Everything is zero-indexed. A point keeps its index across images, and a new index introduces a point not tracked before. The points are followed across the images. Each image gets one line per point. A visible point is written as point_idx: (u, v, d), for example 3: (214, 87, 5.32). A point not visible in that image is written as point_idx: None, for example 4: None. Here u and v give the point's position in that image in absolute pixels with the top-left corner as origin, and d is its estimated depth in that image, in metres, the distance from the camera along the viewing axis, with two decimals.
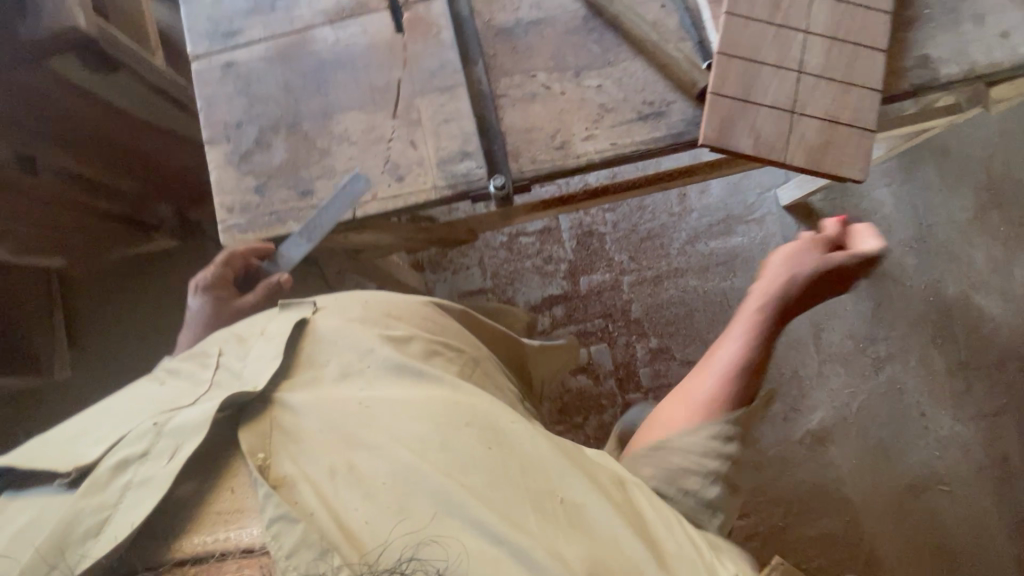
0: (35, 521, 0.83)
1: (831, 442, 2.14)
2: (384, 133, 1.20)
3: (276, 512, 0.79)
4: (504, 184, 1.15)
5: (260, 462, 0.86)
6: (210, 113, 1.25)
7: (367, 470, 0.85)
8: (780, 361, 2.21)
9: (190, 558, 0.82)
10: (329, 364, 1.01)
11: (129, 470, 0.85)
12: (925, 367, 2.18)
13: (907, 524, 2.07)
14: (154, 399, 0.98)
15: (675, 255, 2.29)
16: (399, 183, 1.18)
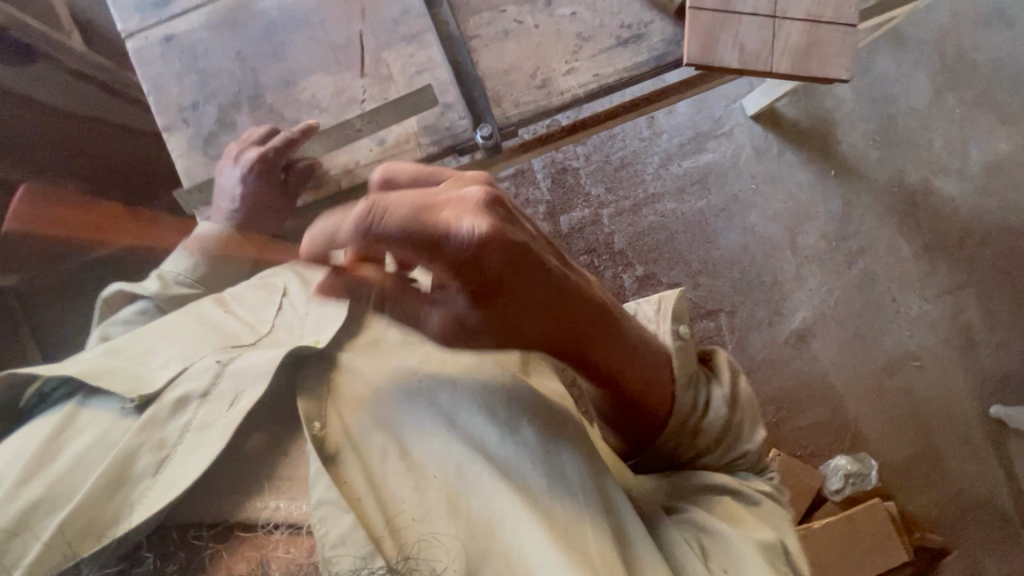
0: (102, 437, 0.91)
1: (813, 338, 2.27)
2: (355, 94, 1.30)
3: (326, 495, 0.84)
4: (491, 133, 1.26)
5: (319, 434, 0.91)
6: (162, 96, 1.34)
7: (420, 451, 0.93)
8: (762, 269, 2.28)
9: (239, 524, 0.89)
10: (386, 327, 1.11)
11: (190, 410, 0.94)
12: (894, 255, 2.30)
13: (885, 400, 2.26)
14: (208, 343, 1.06)
15: (650, 180, 2.30)
16: (382, 147, 1.29)
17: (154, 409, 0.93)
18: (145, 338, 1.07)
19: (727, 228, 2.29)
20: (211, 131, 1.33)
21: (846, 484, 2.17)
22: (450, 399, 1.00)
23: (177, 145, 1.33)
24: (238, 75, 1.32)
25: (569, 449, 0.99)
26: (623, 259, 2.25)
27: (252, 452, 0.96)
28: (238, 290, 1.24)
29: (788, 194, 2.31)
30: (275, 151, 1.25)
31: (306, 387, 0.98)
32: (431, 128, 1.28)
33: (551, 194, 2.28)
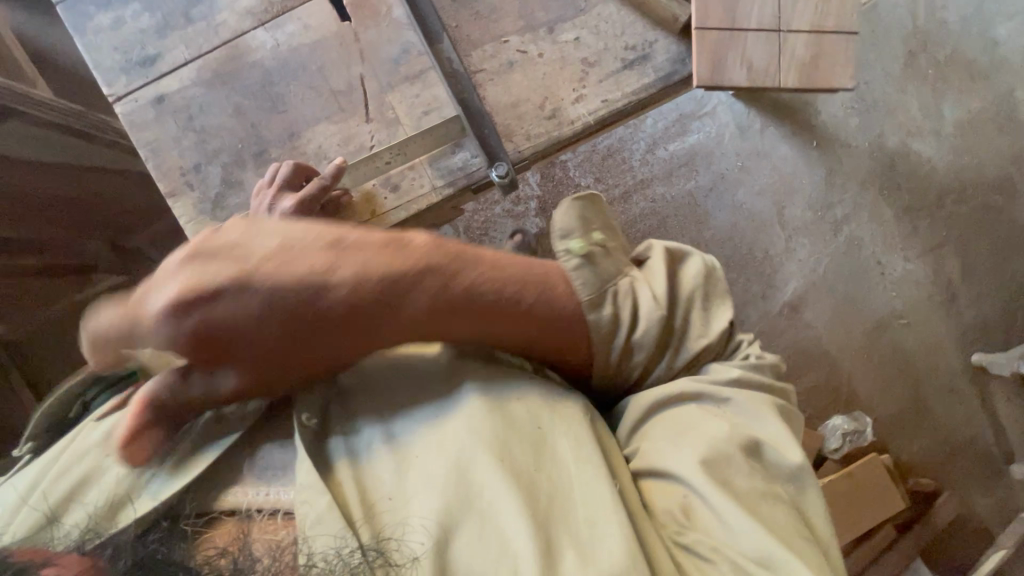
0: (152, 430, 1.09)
1: (805, 307, 2.34)
2: (364, 139, 1.40)
3: (308, 481, 0.98)
4: (507, 171, 1.35)
5: (308, 425, 1.07)
6: (164, 158, 1.42)
7: (410, 438, 1.06)
8: (752, 245, 2.33)
9: (231, 512, 1.04)
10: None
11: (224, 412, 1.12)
12: (877, 219, 2.37)
13: (876, 359, 2.35)
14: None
15: (638, 166, 2.32)
16: (397, 192, 1.39)
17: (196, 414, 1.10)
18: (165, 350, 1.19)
19: (716, 207, 2.32)
20: (219, 193, 1.40)
21: (844, 443, 2.23)
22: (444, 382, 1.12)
23: (185, 208, 1.40)
24: (239, 131, 1.42)
25: (551, 445, 1.03)
26: None
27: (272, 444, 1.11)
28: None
29: (773, 170, 2.34)
30: (312, 199, 1.28)
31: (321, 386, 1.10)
32: (441, 164, 1.39)
33: (541, 189, 2.28)
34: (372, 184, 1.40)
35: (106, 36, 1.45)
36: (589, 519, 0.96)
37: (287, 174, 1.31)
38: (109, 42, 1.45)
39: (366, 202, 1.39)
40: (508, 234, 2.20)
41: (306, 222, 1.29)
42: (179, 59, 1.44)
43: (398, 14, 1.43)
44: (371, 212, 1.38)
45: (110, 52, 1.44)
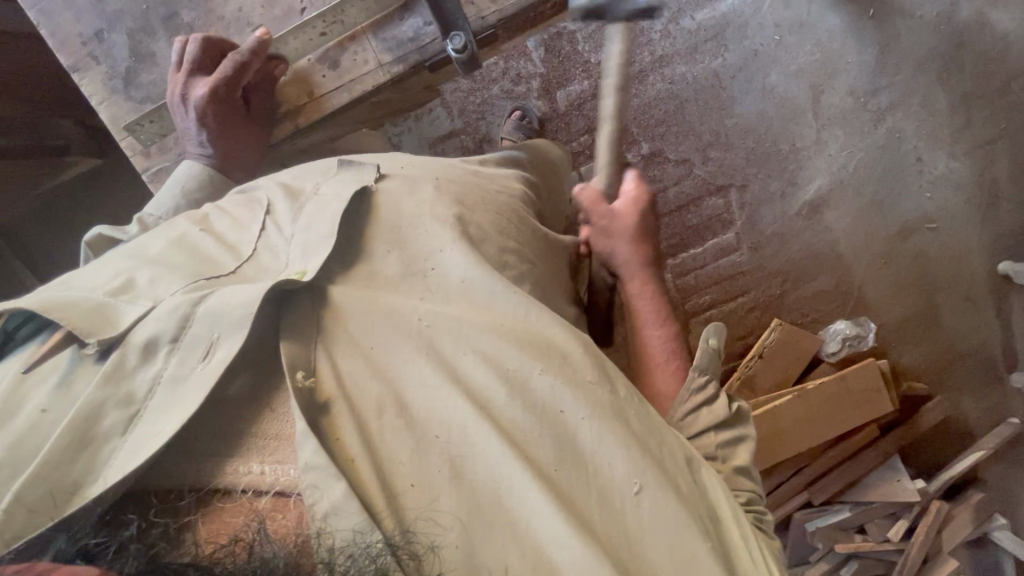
0: (67, 391, 0.81)
1: (827, 207, 2.15)
2: (293, 4, 1.31)
3: (313, 460, 0.73)
4: (464, 45, 1.23)
5: (304, 385, 0.80)
6: (58, 32, 1.34)
7: (421, 409, 0.82)
8: (778, 136, 2.09)
9: (221, 487, 0.76)
10: (386, 254, 0.95)
11: (159, 359, 0.80)
12: (927, 109, 2.08)
13: (895, 266, 2.21)
14: (181, 270, 0.92)
15: (658, 40, 2.03)
16: (338, 72, 1.32)
17: (117, 355, 0.80)
18: (119, 259, 0.97)
19: (742, 90, 2.05)
20: (129, 68, 1.35)
21: (843, 347, 2.21)
22: (453, 347, 0.86)
23: (95, 84, 1.36)
24: None
25: (588, 425, 0.83)
26: (627, 137, 2.09)
27: (237, 398, 0.82)
28: (224, 203, 1.13)
29: (816, 45, 2.03)
30: (226, 82, 1.24)
31: (289, 326, 0.85)
32: (386, 35, 1.30)
33: (545, 66, 2.02)
34: (309, 59, 1.33)
35: None
36: (614, 518, 0.80)
37: (194, 54, 1.25)
38: None
39: (301, 81, 1.34)
40: (507, 116, 2.02)
41: (226, 109, 1.27)
42: None
43: None
44: (307, 96, 1.34)
45: None
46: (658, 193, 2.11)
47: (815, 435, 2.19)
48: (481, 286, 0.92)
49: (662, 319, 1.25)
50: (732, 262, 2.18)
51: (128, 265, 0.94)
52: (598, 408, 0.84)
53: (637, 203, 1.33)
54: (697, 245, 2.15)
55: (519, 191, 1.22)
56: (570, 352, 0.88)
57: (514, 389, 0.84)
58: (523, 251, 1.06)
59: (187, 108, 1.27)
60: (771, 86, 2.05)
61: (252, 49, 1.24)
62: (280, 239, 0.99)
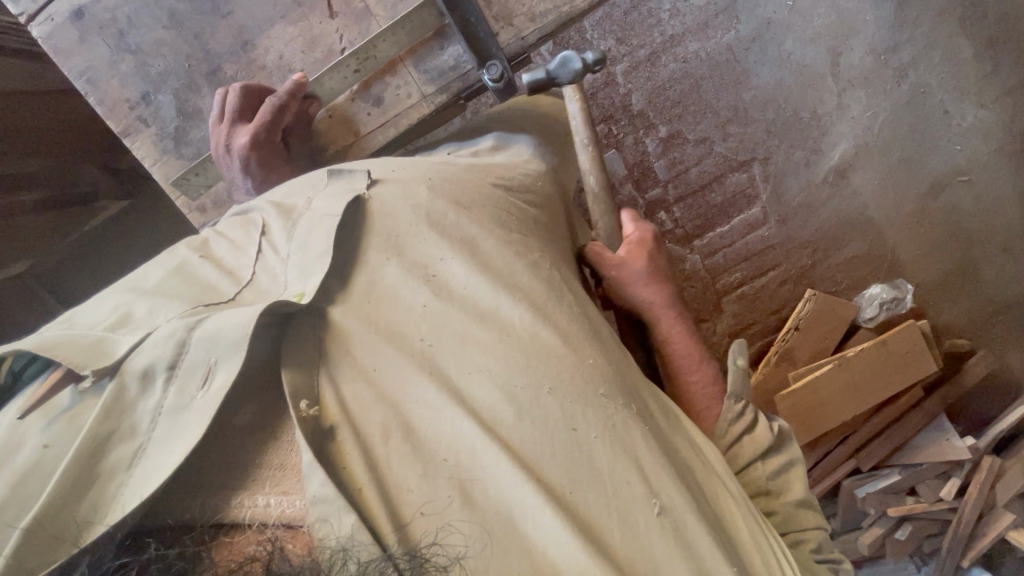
0: (61, 431, 0.72)
1: (853, 171, 2.11)
2: (333, 45, 1.30)
3: (322, 491, 0.68)
4: (501, 74, 1.24)
5: (309, 414, 0.74)
6: (101, 94, 1.35)
7: (428, 432, 0.76)
8: (799, 105, 2.04)
9: (229, 519, 0.70)
10: (383, 263, 0.88)
11: (157, 389, 0.73)
12: (951, 59, 2.02)
13: (928, 224, 2.16)
14: (181, 298, 0.84)
15: (667, 19, 1.98)
16: (381, 107, 1.32)
17: (114, 386, 0.72)
18: (114, 291, 0.88)
19: (759, 61, 2.00)
20: (178, 127, 1.36)
21: (881, 311, 2.17)
22: (459, 366, 0.80)
23: (145, 147, 1.36)
24: (178, 45, 1.33)
25: (601, 443, 0.78)
26: (643, 121, 2.04)
27: (243, 426, 0.76)
28: (220, 226, 1.05)
29: (831, 6, 1.97)
30: (267, 127, 1.21)
31: (290, 355, 0.78)
32: (428, 65, 1.30)
33: (555, 59, 2.00)
34: (346, 97, 1.33)
35: None
36: (631, 538, 0.75)
37: (235, 102, 1.24)
38: None
39: (340, 119, 1.33)
40: None
41: (270, 153, 1.23)
42: None
43: None
44: (352, 135, 1.33)
45: None
46: (678, 175, 2.07)
47: (842, 403, 2.17)
48: (485, 296, 0.86)
49: (697, 362, 1.19)
50: (760, 237, 2.14)
51: (124, 296, 0.85)
52: (609, 424, 0.80)
53: (643, 247, 1.22)
54: (725, 223, 2.12)
55: (515, 180, 1.09)
56: (574, 366, 0.83)
57: (525, 408, 0.78)
58: (528, 241, 0.97)
59: (232, 156, 1.23)
60: (788, 55, 2.00)
61: (290, 92, 1.22)
62: (277, 259, 0.91)
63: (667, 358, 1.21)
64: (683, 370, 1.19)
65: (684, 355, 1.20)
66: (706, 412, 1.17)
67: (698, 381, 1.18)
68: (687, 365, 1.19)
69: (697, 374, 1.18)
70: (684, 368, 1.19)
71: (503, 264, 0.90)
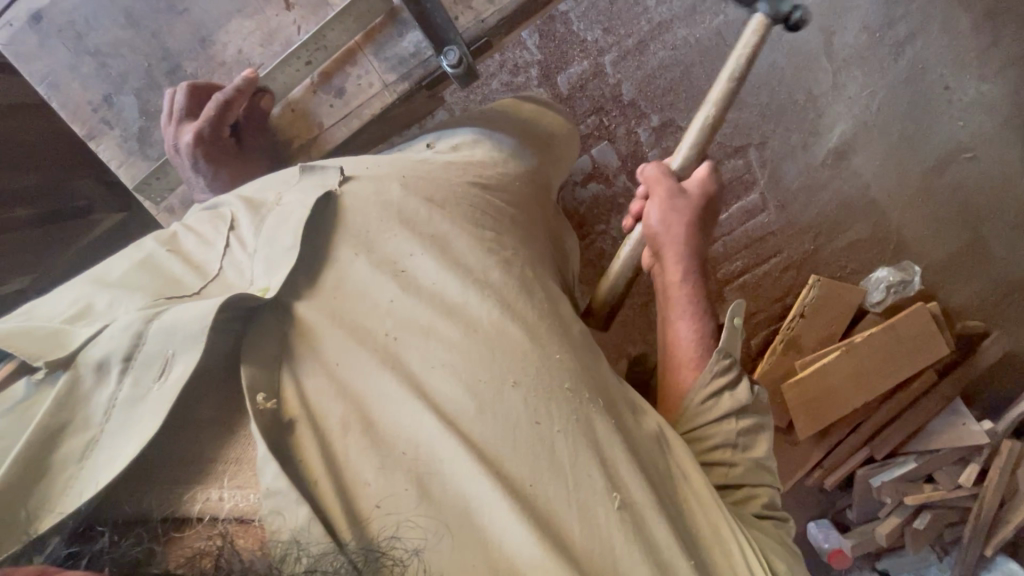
0: (14, 422, 0.71)
1: (853, 152, 2.06)
2: (291, 36, 1.30)
3: (274, 485, 0.67)
4: (459, 59, 1.22)
5: (266, 407, 0.73)
6: (65, 100, 1.36)
7: (388, 426, 0.75)
8: (793, 87, 2.00)
9: (179, 515, 0.70)
10: (352, 260, 0.86)
11: (112, 380, 0.72)
12: (948, 33, 1.97)
13: (933, 203, 2.11)
14: (143, 291, 0.84)
15: (654, 6, 1.96)
16: (344, 100, 1.31)
17: (69, 377, 0.71)
18: (77, 282, 0.87)
19: None
20: (142, 127, 1.36)
21: (889, 294, 2.12)
22: (422, 359, 0.79)
23: (111, 149, 1.38)
24: (140, 44, 1.33)
25: (566, 439, 0.76)
26: (634, 112, 2.01)
27: (206, 420, 0.75)
28: (191, 219, 1.04)
29: None
30: (211, 125, 1.25)
31: (249, 350, 0.77)
32: (387, 53, 1.28)
33: (541, 52, 1.98)
34: (307, 90, 1.33)
35: None
36: (590, 534, 0.74)
37: (181, 102, 1.27)
38: None
39: (301, 114, 1.34)
40: None
41: (216, 150, 1.29)
42: None
43: None
44: (314, 128, 1.34)
45: None
46: None
47: (849, 389, 2.12)
48: (451, 289, 0.84)
49: (699, 317, 1.15)
50: (760, 223, 2.10)
51: (85, 289, 0.85)
52: (577, 419, 0.78)
53: (668, 190, 1.23)
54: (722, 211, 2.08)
55: (493, 178, 1.08)
56: (542, 361, 0.81)
57: (487, 402, 0.76)
58: (502, 238, 0.95)
59: (181, 155, 1.30)
60: (779, 38, 1.96)
61: (233, 91, 1.24)
62: (244, 253, 0.90)
63: (668, 296, 1.18)
64: (677, 313, 1.15)
65: (683, 299, 1.16)
66: (686, 360, 1.11)
67: (689, 332, 1.13)
68: (682, 309, 1.15)
69: (691, 323, 1.14)
70: (681, 311, 1.15)
71: (472, 255, 0.88)
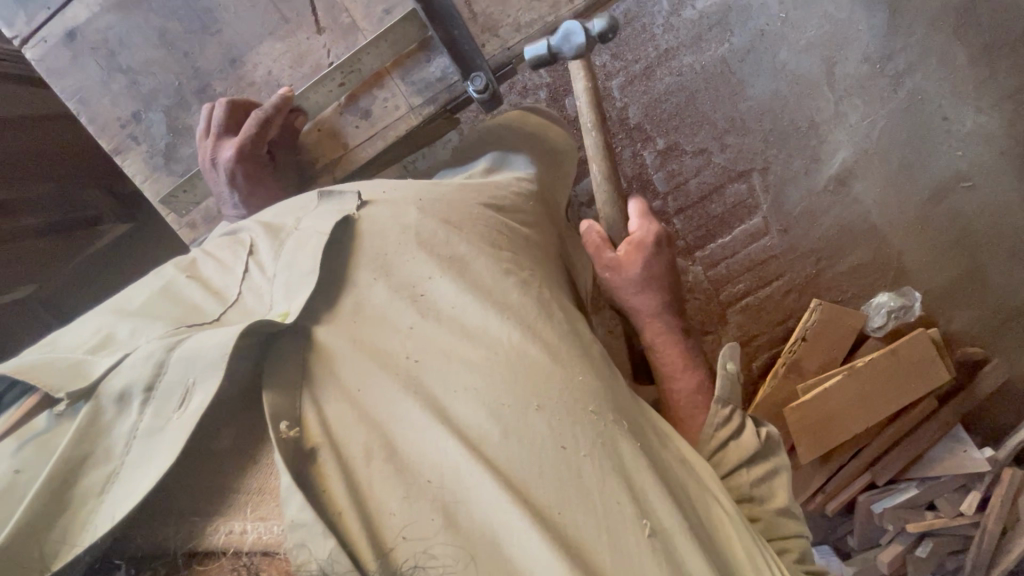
0: (33, 455, 0.70)
1: (853, 179, 2.09)
2: (320, 59, 1.32)
3: (299, 516, 0.65)
4: (486, 84, 1.24)
5: (289, 435, 0.72)
6: (94, 115, 1.38)
7: (412, 454, 0.74)
8: (796, 114, 2.04)
9: (201, 549, 0.69)
10: (371, 282, 0.87)
11: (134, 411, 0.72)
12: (946, 66, 2.02)
13: (932, 230, 2.13)
14: (164, 319, 0.83)
15: (662, 34, 2.00)
16: (369, 120, 1.33)
17: (89, 409, 0.71)
18: (98, 311, 0.87)
19: (755, 73, 2.01)
20: (167, 144, 1.38)
21: (890, 320, 2.13)
22: (444, 385, 0.79)
23: (136, 163, 1.39)
24: (171, 63, 1.36)
25: (592, 464, 0.76)
26: (640, 134, 2.05)
27: (223, 451, 0.74)
28: (209, 246, 1.04)
29: (822, 18, 1.99)
30: (251, 140, 1.25)
31: (271, 374, 0.77)
32: (414, 77, 1.31)
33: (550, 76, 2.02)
34: (333, 110, 1.34)
35: None
36: (622, 563, 0.72)
37: (220, 116, 1.27)
38: None
39: (327, 133, 1.35)
40: None
41: (254, 166, 1.28)
42: None
43: None
44: (339, 148, 1.35)
45: None
46: (678, 186, 2.07)
47: (853, 414, 2.12)
48: (473, 314, 0.85)
49: (687, 366, 1.20)
50: (763, 247, 2.12)
51: (106, 317, 0.84)
52: (601, 444, 0.78)
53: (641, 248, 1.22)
54: (726, 234, 2.11)
55: (507, 199, 1.09)
56: (564, 384, 0.81)
57: (512, 426, 0.76)
58: (520, 261, 0.96)
59: (217, 170, 1.29)
60: (783, 67, 2.01)
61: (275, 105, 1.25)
62: (264, 278, 0.90)
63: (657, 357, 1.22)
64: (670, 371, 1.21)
65: (674, 354, 1.21)
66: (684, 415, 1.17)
67: (683, 387, 1.19)
68: (671, 366, 1.21)
69: (683, 378, 1.19)
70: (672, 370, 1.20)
71: (491, 280, 0.89)
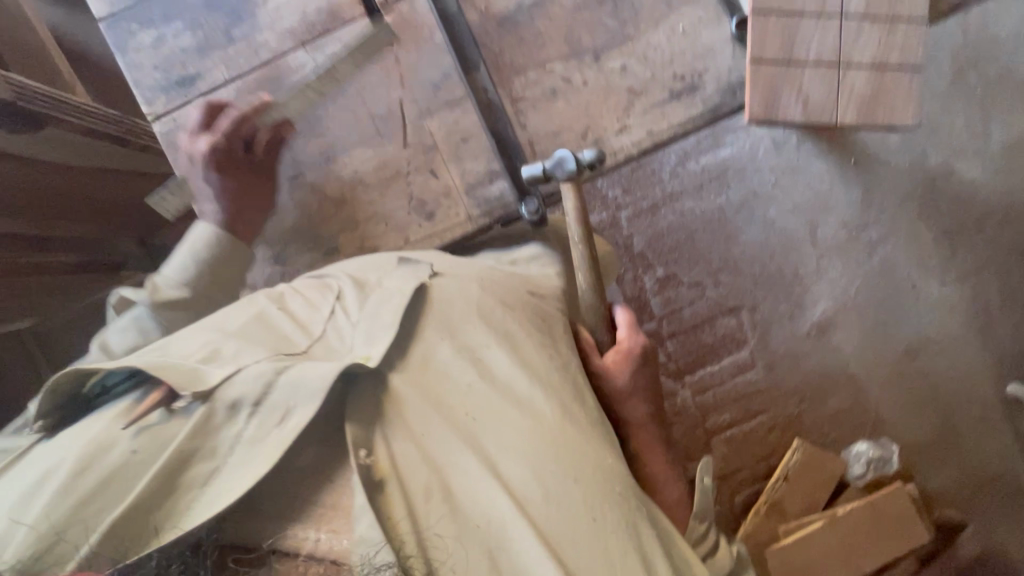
0: (151, 443, 0.78)
1: (833, 328, 2.26)
2: (400, 169, 1.40)
3: (367, 533, 0.73)
4: (536, 208, 1.36)
5: (364, 463, 0.78)
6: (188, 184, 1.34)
7: (467, 497, 0.80)
8: (782, 263, 2.26)
9: (275, 549, 0.75)
10: (438, 341, 0.93)
11: (241, 420, 0.80)
12: (913, 241, 2.27)
13: (907, 386, 2.26)
14: (264, 344, 0.91)
15: (668, 180, 2.28)
16: (433, 221, 1.39)
17: (205, 411, 0.79)
18: (201, 329, 0.94)
19: (748, 224, 2.26)
20: None
21: (868, 469, 2.18)
22: (498, 440, 0.85)
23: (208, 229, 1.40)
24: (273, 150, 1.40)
25: (623, 536, 0.81)
26: (642, 261, 2.26)
27: (303, 467, 0.80)
28: (296, 285, 1.11)
29: (808, 188, 2.26)
30: (222, 136, 1.30)
31: (352, 409, 0.83)
32: (477, 194, 1.39)
33: None
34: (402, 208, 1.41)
35: (146, 50, 1.43)
36: None
37: (196, 116, 1.32)
38: (149, 59, 1.43)
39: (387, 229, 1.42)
40: None
41: (226, 161, 1.32)
42: (223, 78, 1.41)
43: (435, 36, 1.37)
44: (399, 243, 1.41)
45: (149, 68, 1.42)
46: (672, 312, 2.24)
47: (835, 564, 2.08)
48: (530, 381, 0.91)
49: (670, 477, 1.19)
50: (749, 380, 2.23)
51: (211, 334, 0.92)
52: (637, 519, 0.84)
53: (627, 357, 1.22)
54: (714, 362, 2.23)
55: (547, 290, 1.18)
56: (607, 461, 0.87)
57: (561, 488, 0.82)
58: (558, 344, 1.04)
59: (193, 166, 1.32)
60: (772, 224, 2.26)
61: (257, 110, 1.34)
62: (348, 321, 0.97)
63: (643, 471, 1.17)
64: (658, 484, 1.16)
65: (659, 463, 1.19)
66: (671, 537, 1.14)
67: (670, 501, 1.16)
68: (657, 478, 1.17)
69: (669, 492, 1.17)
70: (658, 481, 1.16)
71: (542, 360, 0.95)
